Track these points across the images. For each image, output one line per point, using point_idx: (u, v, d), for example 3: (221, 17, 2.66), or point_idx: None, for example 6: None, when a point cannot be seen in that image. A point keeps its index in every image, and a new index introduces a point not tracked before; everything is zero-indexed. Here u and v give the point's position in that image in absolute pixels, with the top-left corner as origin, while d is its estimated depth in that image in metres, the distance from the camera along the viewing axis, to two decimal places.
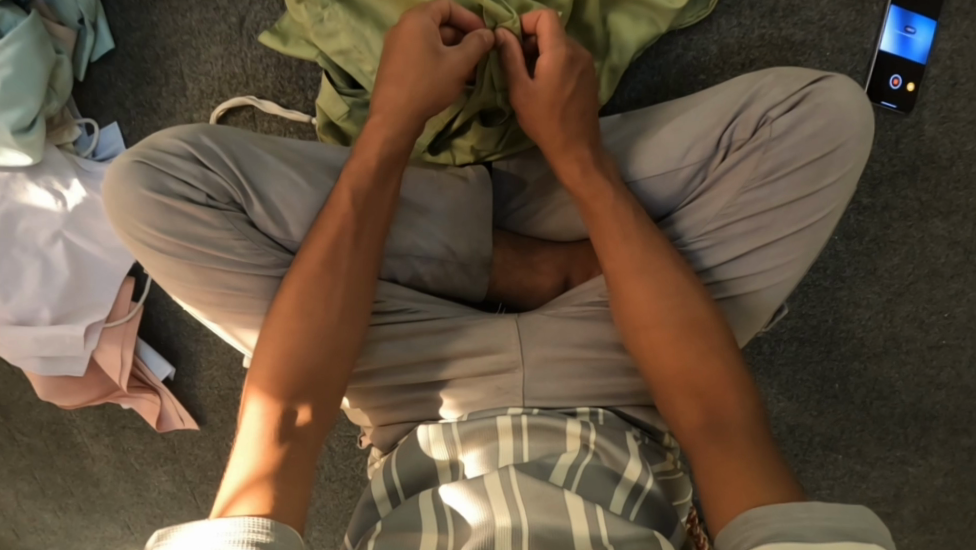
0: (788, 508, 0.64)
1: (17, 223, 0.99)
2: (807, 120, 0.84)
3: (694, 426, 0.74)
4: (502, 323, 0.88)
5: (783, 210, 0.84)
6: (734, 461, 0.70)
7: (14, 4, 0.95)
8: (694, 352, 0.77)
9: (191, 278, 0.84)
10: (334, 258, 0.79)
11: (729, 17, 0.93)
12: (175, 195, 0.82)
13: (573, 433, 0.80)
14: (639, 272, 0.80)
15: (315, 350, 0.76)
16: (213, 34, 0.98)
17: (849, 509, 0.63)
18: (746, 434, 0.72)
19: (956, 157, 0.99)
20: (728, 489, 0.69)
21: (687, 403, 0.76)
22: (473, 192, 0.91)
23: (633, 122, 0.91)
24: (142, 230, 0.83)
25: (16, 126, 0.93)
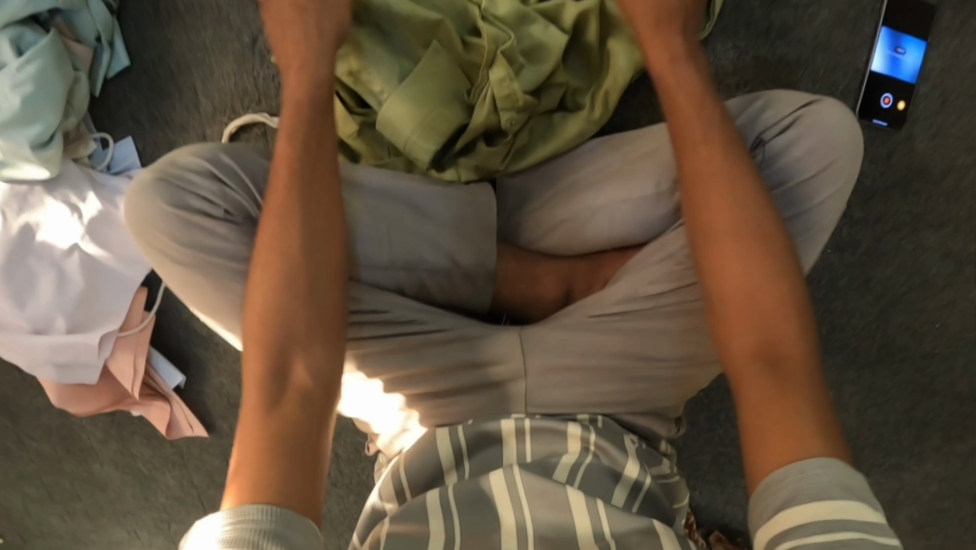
0: (803, 467, 0.64)
1: (34, 237, 1.02)
2: (800, 139, 0.82)
3: (748, 353, 0.73)
4: (506, 335, 0.90)
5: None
6: (784, 403, 0.70)
7: (33, 22, 0.97)
8: (760, 277, 0.75)
9: (207, 289, 0.87)
10: (284, 231, 0.77)
11: (725, 41, 0.98)
12: (194, 210, 0.86)
13: (574, 435, 0.85)
14: (727, 179, 0.78)
15: (284, 318, 0.74)
16: (226, 52, 1.01)
17: (855, 471, 0.64)
18: (801, 368, 0.71)
19: (947, 172, 1.02)
20: (768, 429, 0.68)
21: (745, 334, 0.74)
22: (479, 206, 0.94)
23: (631, 143, 0.94)
24: (161, 243, 0.86)
25: (35, 141, 0.96)
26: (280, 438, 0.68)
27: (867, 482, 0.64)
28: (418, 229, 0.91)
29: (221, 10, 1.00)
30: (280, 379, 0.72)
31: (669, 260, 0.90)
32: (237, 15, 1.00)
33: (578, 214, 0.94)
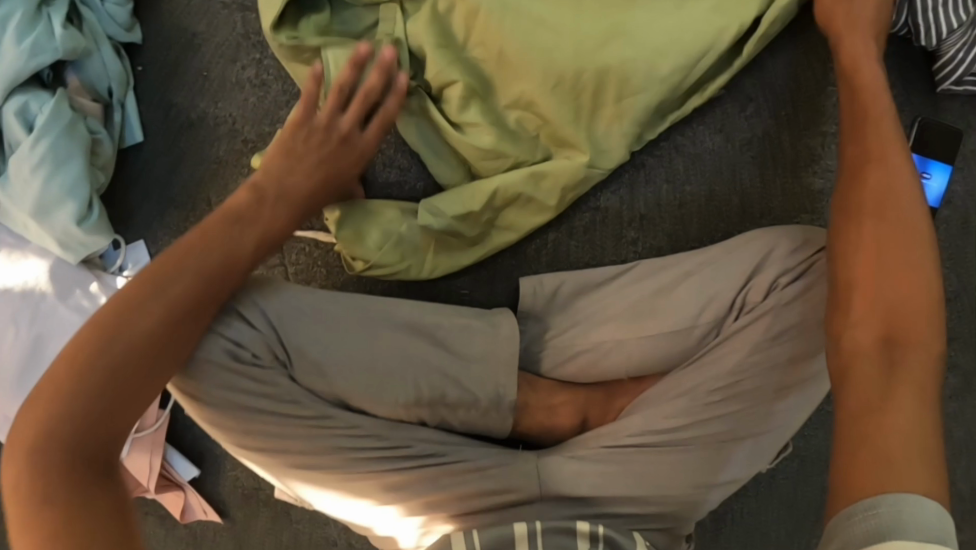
0: (852, 511, 0.61)
1: (47, 346, 1.00)
2: (811, 288, 0.91)
3: (874, 344, 0.70)
4: (523, 462, 0.96)
5: (790, 368, 0.91)
6: (886, 409, 0.66)
7: (37, 87, 0.94)
8: (907, 281, 0.71)
9: (232, 427, 0.88)
10: (158, 293, 0.77)
11: (753, 170, 0.98)
12: (228, 355, 0.87)
13: (583, 533, 0.90)
14: (876, 191, 0.77)
15: (113, 362, 0.74)
16: (241, 166, 0.99)
17: (914, 504, 0.60)
18: (924, 377, 0.68)
19: (961, 291, 1.04)
20: (891, 442, 0.64)
21: (871, 319, 0.71)
22: (505, 338, 0.97)
23: (655, 274, 0.96)
24: (192, 387, 0.87)
25: (77, 217, 0.95)
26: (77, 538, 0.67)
27: (920, 512, 0.59)
28: (441, 363, 0.94)
29: (236, 123, 0.99)
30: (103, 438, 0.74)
31: (682, 396, 0.94)
32: (253, 130, 0.98)
33: (596, 347, 0.96)
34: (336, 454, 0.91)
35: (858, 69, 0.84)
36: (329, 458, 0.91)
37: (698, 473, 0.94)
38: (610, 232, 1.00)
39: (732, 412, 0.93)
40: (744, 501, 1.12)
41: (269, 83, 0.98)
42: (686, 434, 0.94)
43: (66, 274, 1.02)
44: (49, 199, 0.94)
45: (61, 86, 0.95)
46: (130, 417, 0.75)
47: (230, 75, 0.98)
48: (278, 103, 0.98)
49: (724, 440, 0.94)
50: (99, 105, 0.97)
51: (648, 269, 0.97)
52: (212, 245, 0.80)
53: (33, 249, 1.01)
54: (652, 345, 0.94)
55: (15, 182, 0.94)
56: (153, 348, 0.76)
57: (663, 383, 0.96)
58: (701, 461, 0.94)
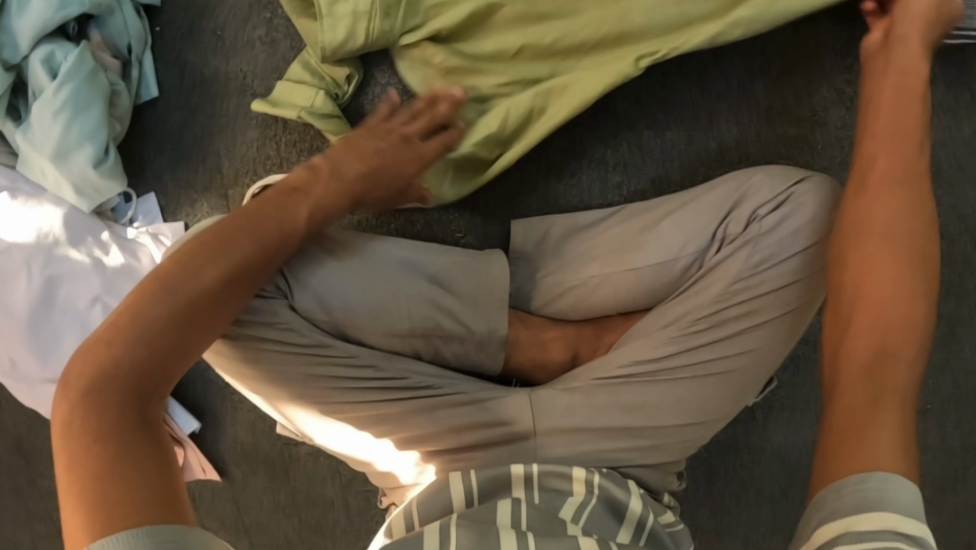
0: (842, 484, 0.66)
1: (59, 289, 1.05)
2: (791, 217, 0.94)
3: (865, 353, 0.74)
4: (515, 397, 0.98)
5: (773, 295, 0.94)
6: (875, 413, 0.70)
7: (62, 39, 1.00)
8: (903, 292, 0.76)
9: (235, 355, 0.92)
10: (221, 261, 0.78)
11: (732, 120, 1.04)
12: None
13: (578, 478, 0.93)
14: (885, 190, 0.80)
15: (180, 316, 0.74)
16: (250, 118, 1.05)
17: (898, 485, 0.65)
18: (904, 377, 0.73)
19: (938, 239, 1.08)
20: (877, 436, 0.68)
21: (865, 328, 0.75)
22: (495, 274, 1.00)
23: (640, 216, 1.01)
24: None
25: (94, 161, 1.00)
26: (140, 468, 0.66)
27: (901, 492, 0.64)
28: (435, 298, 0.97)
29: (246, 78, 1.04)
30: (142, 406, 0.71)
31: (670, 326, 0.97)
32: (262, 84, 1.04)
33: (583, 283, 1.00)
34: (333, 382, 0.94)
35: (901, 82, 0.85)
36: (326, 387, 0.94)
37: (686, 403, 0.97)
38: (597, 177, 1.06)
39: (718, 341, 0.95)
40: (737, 455, 1.14)
41: (279, 40, 1.04)
42: (674, 365, 0.96)
43: (78, 224, 1.05)
44: (68, 143, 0.98)
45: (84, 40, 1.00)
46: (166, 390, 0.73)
47: (242, 35, 1.04)
48: (286, 59, 1.04)
49: (711, 370, 0.96)
50: (119, 61, 1.04)
51: (634, 211, 1.02)
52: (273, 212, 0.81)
53: (48, 198, 1.05)
54: (639, 278, 0.98)
55: (36, 128, 0.99)
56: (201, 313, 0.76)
57: (651, 318, 0.99)
58: (689, 390, 0.96)
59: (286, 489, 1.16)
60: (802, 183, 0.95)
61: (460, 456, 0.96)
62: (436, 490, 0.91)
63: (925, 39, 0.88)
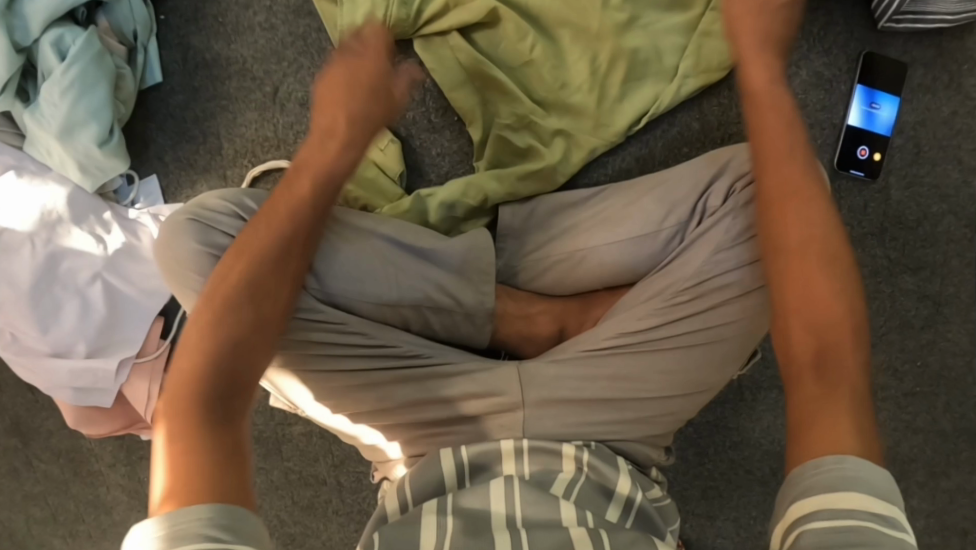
0: (819, 462, 0.66)
1: (60, 264, 1.08)
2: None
3: (807, 364, 0.74)
4: (504, 369, 0.97)
5: (752, 267, 0.94)
6: (838, 396, 0.71)
7: (71, 24, 1.04)
8: (828, 294, 0.76)
9: None
10: (252, 272, 0.80)
11: (711, 98, 1.06)
12: (224, 249, 0.90)
13: (569, 455, 0.93)
14: (785, 198, 0.80)
15: (232, 328, 0.77)
16: (249, 101, 1.09)
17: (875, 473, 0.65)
18: (850, 373, 0.73)
19: (922, 219, 1.09)
20: (825, 427, 0.69)
21: (803, 341, 0.75)
22: (481, 246, 1.01)
23: (624, 192, 1.03)
24: (193, 281, 0.90)
25: (98, 140, 1.04)
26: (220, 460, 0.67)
27: (872, 474, 0.65)
28: (423, 270, 0.98)
29: (246, 62, 1.09)
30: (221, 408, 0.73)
31: (654, 298, 0.97)
32: (261, 68, 1.08)
33: (569, 257, 1.02)
34: (318, 349, 0.95)
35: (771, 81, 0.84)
36: (313, 353, 0.94)
37: (670, 375, 0.96)
38: None
39: (698, 313, 0.95)
40: (727, 435, 1.15)
41: (278, 26, 1.08)
42: (656, 336, 0.96)
43: (82, 202, 1.09)
44: (74, 121, 1.02)
45: (92, 25, 1.05)
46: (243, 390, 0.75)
47: (243, 20, 1.08)
48: (285, 43, 1.08)
49: (692, 342, 0.96)
50: (125, 47, 1.07)
51: (620, 188, 1.04)
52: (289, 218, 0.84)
53: (54, 177, 1.08)
54: (622, 253, 1.00)
55: (44, 105, 1.03)
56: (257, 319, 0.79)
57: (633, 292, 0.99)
58: (671, 362, 0.96)
59: (278, 469, 1.18)
60: None
61: (450, 427, 0.97)
62: (427, 467, 0.93)
63: (782, 35, 0.86)
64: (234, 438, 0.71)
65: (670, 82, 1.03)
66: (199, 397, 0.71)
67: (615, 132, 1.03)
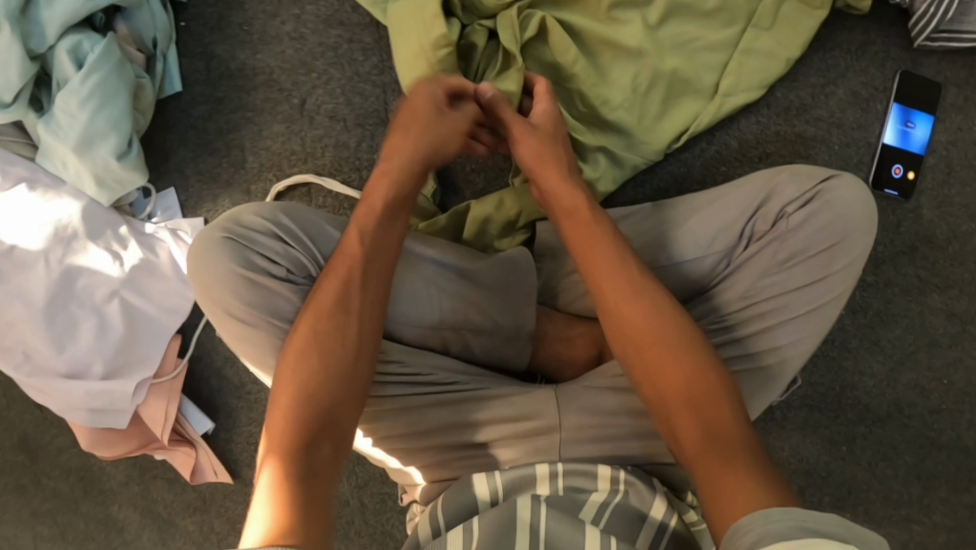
0: (768, 512, 0.65)
1: (76, 280, 1.04)
2: (818, 214, 0.93)
3: (696, 445, 0.76)
4: (541, 393, 0.96)
5: (800, 292, 0.93)
6: (742, 476, 0.72)
7: (89, 29, 0.99)
8: (692, 372, 0.80)
9: (265, 346, 0.88)
10: (332, 326, 0.82)
11: (748, 117, 1.06)
12: (261, 270, 0.87)
13: (604, 475, 0.90)
14: (624, 289, 0.84)
15: (338, 370, 0.80)
16: (275, 113, 1.05)
17: (826, 514, 0.64)
18: (744, 444, 0.75)
19: (952, 238, 1.09)
20: (726, 495, 0.71)
21: (687, 422, 0.78)
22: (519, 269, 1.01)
23: (662, 213, 1.01)
24: (231, 304, 0.87)
25: (118, 153, 0.99)
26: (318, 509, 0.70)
27: (814, 517, 0.63)
28: (461, 291, 0.97)
29: (272, 73, 1.05)
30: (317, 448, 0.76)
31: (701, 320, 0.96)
32: (288, 79, 1.05)
33: None
34: None
35: (551, 185, 0.90)
36: None
37: None
38: None
39: (744, 341, 0.94)
40: None
41: (306, 35, 1.04)
42: None
43: (98, 216, 1.04)
44: (93, 133, 0.98)
45: (112, 31, 1.00)
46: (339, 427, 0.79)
47: (270, 29, 1.05)
48: (313, 54, 1.04)
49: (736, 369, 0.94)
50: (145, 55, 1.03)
51: (662, 207, 1.02)
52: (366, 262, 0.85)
53: (69, 191, 1.04)
54: (662, 276, 0.99)
55: (60, 116, 0.98)
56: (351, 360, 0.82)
57: None
58: None
59: None
60: (830, 181, 0.94)
61: (486, 454, 0.95)
62: (461, 490, 0.90)
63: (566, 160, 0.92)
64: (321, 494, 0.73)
65: (708, 100, 1.03)
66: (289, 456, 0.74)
67: (658, 150, 1.03)
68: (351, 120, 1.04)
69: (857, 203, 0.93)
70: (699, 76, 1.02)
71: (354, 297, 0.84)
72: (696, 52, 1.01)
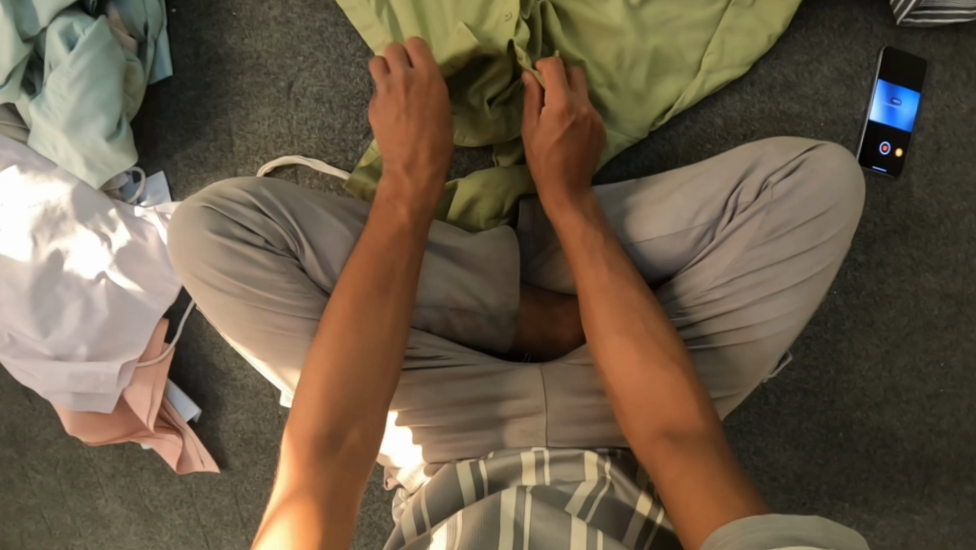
0: (747, 522, 0.66)
1: (63, 262, 1.04)
2: (805, 183, 0.92)
3: (661, 441, 0.80)
4: (528, 371, 0.95)
5: (789, 264, 0.92)
6: (714, 477, 0.74)
7: (81, 12, 1.01)
8: (652, 377, 0.84)
9: (245, 316, 0.87)
10: (343, 307, 0.84)
11: (732, 95, 1.06)
12: (237, 239, 0.86)
13: (590, 462, 0.89)
14: (601, 299, 0.89)
15: (355, 350, 0.82)
16: (262, 96, 1.06)
17: (805, 520, 0.64)
18: (707, 443, 0.79)
19: (943, 217, 1.08)
20: (692, 502, 0.73)
21: (648, 420, 0.82)
22: (501, 247, 0.99)
23: (646, 188, 1.00)
24: (207, 271, 0.86)
25: (106, 134, 1.00)
26: (327, 503, 0.74)
27: (791, 522, 0.64)
28: (445, 268, 0.96)
29: (260, 57, 1.06)
30: (332, 435, 0.78)
31: (684, 297, 0.95)
32: (275, 63, 1.06)
33: None
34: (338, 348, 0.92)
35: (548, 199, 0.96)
36: None
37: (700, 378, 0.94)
38: None
39: (726, 316, 0.93)
40: (751, 441, 1.12)
41: (293, 20, 1.06)
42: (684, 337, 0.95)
43: (87, 199, 1.05)
44: (81, 114, 0.99)
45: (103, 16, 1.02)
46: (357, 406, 0.81)
47: (258, 14, 1.06)
48: (300, 37, 1.06)
49: (723, 344, 0.93)
50: (135, 41, 1.04)
51: (649, 181, 1.01)
52: (365, 258, 0.86)
53: (58, 173, 1.04)
54: (647, 250, 0.98)
55: (51, 98, 0.99)
56: (359, 335, 0.83)
57: (661, 293, 0.98)
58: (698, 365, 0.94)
59: None
60: (814, 151, 0.93)
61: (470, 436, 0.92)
62: (443, 480, 0.88)
63: (571, 158, 0.95)
64: (343, 485, 0.77)
65: (691, 77, 1.03)
66: (305, 437, 0.78)
67: (641, 127, 1.03)
68: (337, 101, 1.06)
69: (845, 173, 0.92)
70: (680, 54, 1.02)
71: (362, 271, 0.86)
72: (679, 30, 1.02)
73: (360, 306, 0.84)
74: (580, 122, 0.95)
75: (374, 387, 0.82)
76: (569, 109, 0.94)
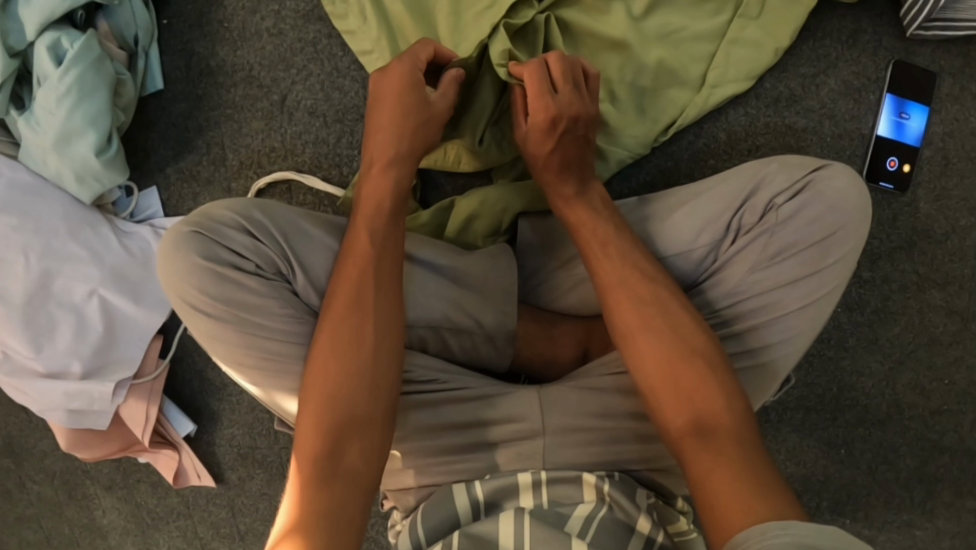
0: (766, 527, 0.67)
1: (55, 279, 1.03)
2: (810, 204, 0.90)
3: (688, 434, 0.77)
4: (525, 393, 0.93)
5: (790, 288, 0.89)
6: (745, 475, 0.73)
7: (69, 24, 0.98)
8: (676, 362, 0.81)
9: (236, 342, 0.86)
10: (339, 311, 0.82)
11: (736, 108, 1.04)
12: (227, 263, 0.85)
13: (589, 483, 0.86)
14: (616, 290, 0.86)
15: (354, 356, 0.81)
16: (255, 110, 1.04)
17: (821, 528, 0.64)
18: (735, 436, 0.76)
19: (950, 232, 1.06)
20: (725, 498, 0.72)
21: (676, 410, 0.79)
22: (499, 266, 0.97)
23: (647, 207, 0.97)
24: (195, 296, 0.84)
25: (96, 150, 0.98)
26: (330, 517, 0.74)
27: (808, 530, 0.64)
28: (442, 289, 0.94)
29: (252, 70, 1.04)
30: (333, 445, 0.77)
31: None
32: (268, 75, 1.04)
33: (585, 282, 0.99)
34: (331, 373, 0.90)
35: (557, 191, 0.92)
36: None
37: None
38: None
39: (729, 341, 0.91)
40: None
41: (286, 31, 1.03)
42: None
43: (79, 215, 1.04)
44: (71, 129, 0.97)
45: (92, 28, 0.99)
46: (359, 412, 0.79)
47: (250, 25, 1.04)
48: (294, 50, 1.03)
49: None
50: (125, 53, 1.02)
51: (652, 198, 0.99)
52: (360, 257, 0.84)
53: (49, 189, 1.03)
54: None
55: (40, 113, 0.97)
56: (356, 340, 0.81)
57: None
58: None
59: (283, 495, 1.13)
60: (820, 170, 0.91)
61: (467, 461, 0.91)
62: (441, 503, 0.87)
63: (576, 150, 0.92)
64: (348, 498, 0.75)
65: (695, 92, 1.01)
66: (309, 450, 0.77)
67: (642, 143, 1.00)
68: (331, 115, 1.04)
69: (850, 189, 0.90)
70: (684, 69, 1.00)
71: (357, 270, 0.84)
72: (683, 43, 0.99)
73: (357, 310, 0.82)
74: (571, 126, 0.90)
75: (375, 393, 0.80)
76: (556, 114, 0.89)
